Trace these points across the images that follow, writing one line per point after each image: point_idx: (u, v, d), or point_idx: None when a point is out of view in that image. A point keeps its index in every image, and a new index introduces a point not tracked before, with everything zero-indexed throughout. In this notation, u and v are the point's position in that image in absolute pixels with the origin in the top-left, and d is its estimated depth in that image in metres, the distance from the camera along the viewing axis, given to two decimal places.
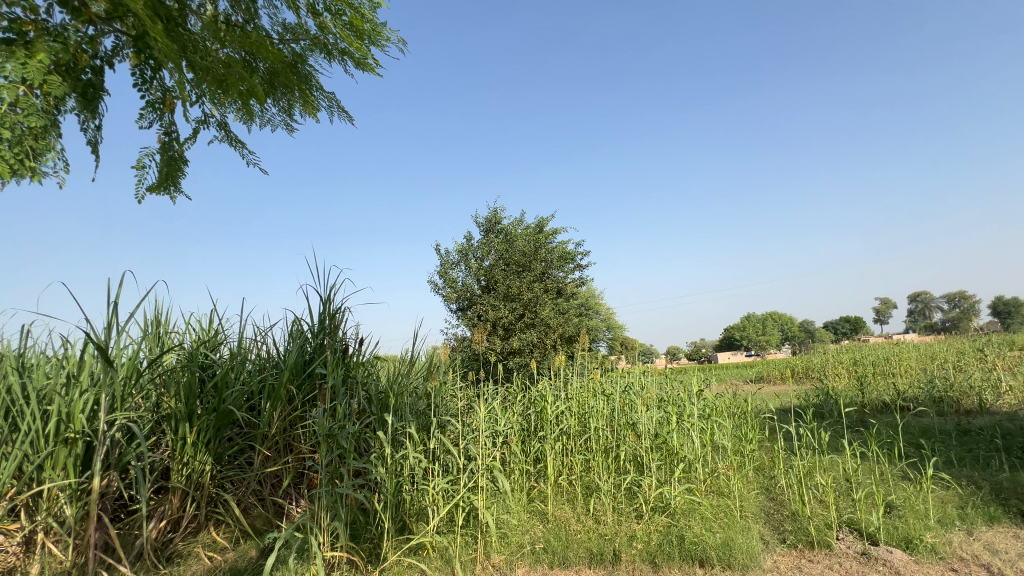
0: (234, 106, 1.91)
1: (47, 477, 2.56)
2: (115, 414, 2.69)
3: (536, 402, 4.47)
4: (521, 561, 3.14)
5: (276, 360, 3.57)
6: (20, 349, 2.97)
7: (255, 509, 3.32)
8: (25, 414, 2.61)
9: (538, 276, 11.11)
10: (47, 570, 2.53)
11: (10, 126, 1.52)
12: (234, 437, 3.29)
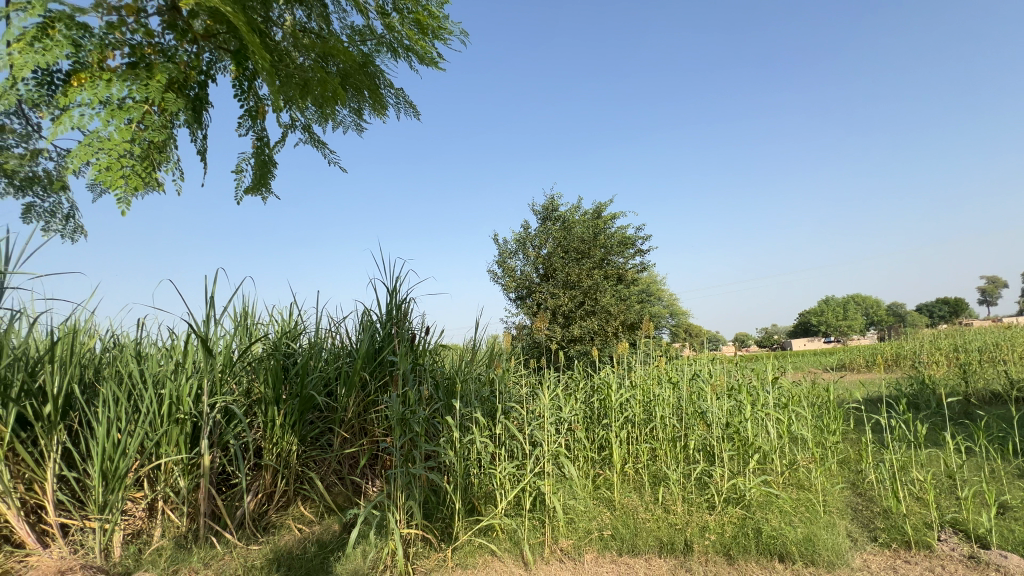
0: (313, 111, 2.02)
1: (163, 452, 2.89)
2: (216, 397, 2.99)
3: (599, 389, 4.43)
4: (589, 546, 3.16)
5: (349, 348, 3.79)
6: (137, 339, 3.37)
7: (336, 487, 3.58)
8: (144, 397, 2.96)
9: (597, 263, 10.93)
10: (167, 534, 2.90)
11: (138, 141, 1.70)
12: (316, 420, 3.55)
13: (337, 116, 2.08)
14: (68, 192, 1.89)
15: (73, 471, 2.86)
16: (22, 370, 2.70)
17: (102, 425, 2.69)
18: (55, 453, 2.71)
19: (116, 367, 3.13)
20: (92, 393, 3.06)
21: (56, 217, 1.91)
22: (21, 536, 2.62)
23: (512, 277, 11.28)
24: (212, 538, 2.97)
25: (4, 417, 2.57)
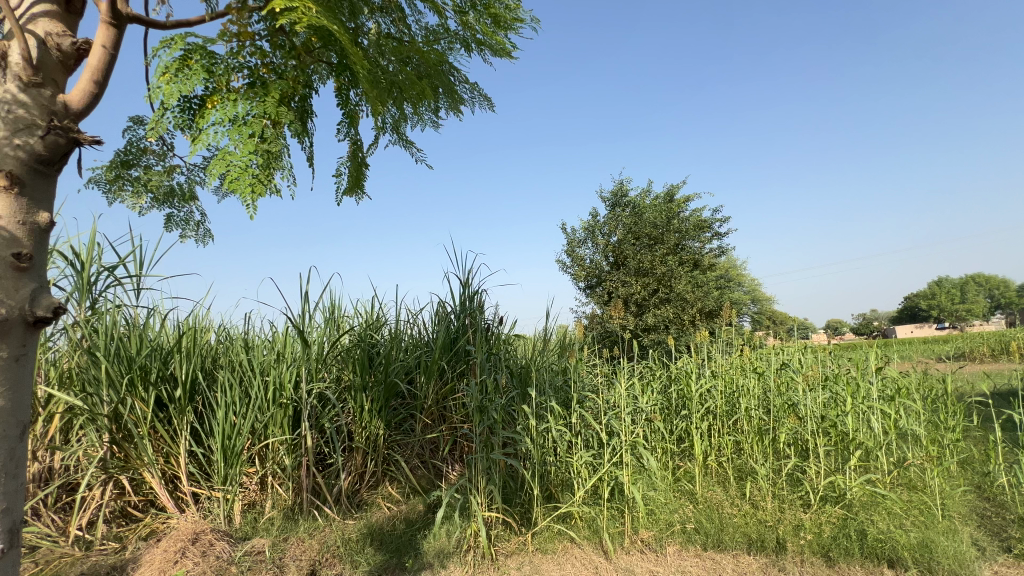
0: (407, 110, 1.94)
1: (271, 432, 3.23)
2: (313, 384, 3.29)
3: (677, 379, 4.27)
4: (672, 539, 3.08)
5: (427, 339, 3.96)
6: (245, 331, 3.77)
7: (420, 470, 3.78)
8: (253, 383, 3.31)
9: (671, 248, 10.52)
10: (277, 506, 3.22)
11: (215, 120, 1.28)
12: (399, 407, 3.76)
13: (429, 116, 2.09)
14: (197, 202, 2.14)
15: (200, 447, 3.28)
16: (157, 360, 3.14)
17: (222, 408, 3.06)
18: (186, 431, 3.12)
19: (228, 357, 3.52)
20: (212, 380, 3.47)
21: (189, 224, 2.18)
22: (164, 501, 3.05)
23: (581, 266, 11.13)
24: (314, 512, 3.28)
25: (146, 400, 3.02)
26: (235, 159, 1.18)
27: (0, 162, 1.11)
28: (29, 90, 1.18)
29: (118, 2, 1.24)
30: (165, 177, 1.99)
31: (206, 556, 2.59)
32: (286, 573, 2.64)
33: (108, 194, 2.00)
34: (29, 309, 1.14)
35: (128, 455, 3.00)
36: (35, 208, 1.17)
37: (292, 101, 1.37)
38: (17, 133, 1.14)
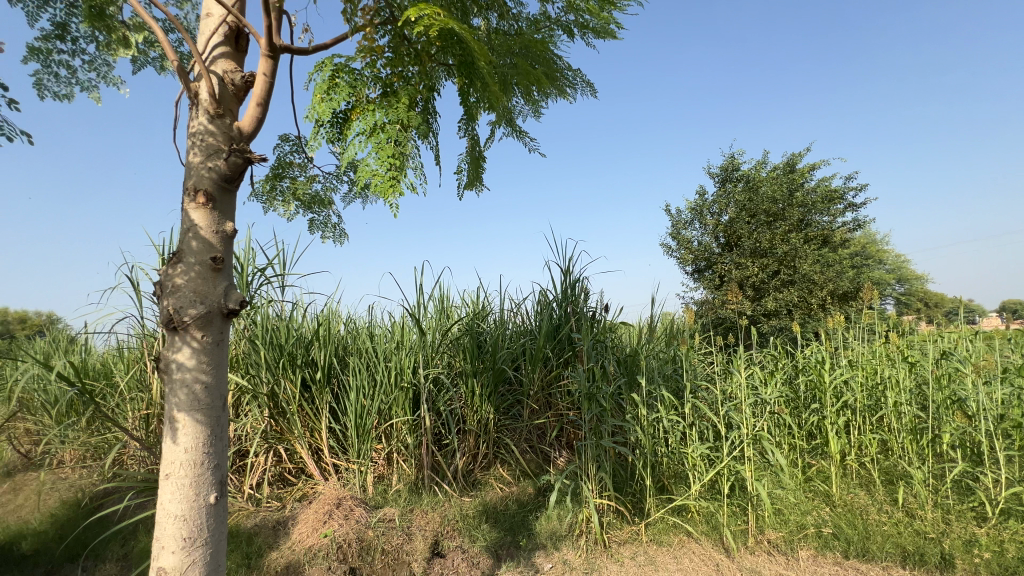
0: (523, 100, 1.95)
1: (394, 414, 3.52)
2: (429, 369, 3.54)
3: (805, 369, 3.84)
4: (804, 543, 2.81)
5: (531, 328, 4.01)
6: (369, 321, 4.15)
7: (528, 454, 3.87)
8: (378, 368, 3.63)
9: (794, 225, 9.49)
10: (402, 480, 3.52)
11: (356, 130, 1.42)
12: (507, 393, 3.88)
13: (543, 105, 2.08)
14: (333, 206, 2.40)
15: (338, 423, 3.71)
16: (301, 347, 3.60)
17: (355, 391, 3.41)
18: (326, 409, 3.57)
19: (356, 345, 3.91)
20: (344, 365, 3.90)
21: (327, 226, 2.46)
22: (311, 469, 3.52)
23: (688, 248, 10.44)
24: (435, 487, 3.53)
25: (294, 381, 3.51)
26: (375, 163, 1.31)
27: (198, 183, 1.36)
28: (217, 120, 1.41)
29: (274, 36, 1.39)
30: (308, 187, 2.26)
31: (348, 519, 2.94)
32: (414, 541, 2.91)
33: (265, 205, 2.30)
34: (223, 302, 1.38)
35: (283, 429, 3.50)
36: (224, 219, 1.41)
37: (418, 104, 1.47)
38: (210, 157, 1.39)
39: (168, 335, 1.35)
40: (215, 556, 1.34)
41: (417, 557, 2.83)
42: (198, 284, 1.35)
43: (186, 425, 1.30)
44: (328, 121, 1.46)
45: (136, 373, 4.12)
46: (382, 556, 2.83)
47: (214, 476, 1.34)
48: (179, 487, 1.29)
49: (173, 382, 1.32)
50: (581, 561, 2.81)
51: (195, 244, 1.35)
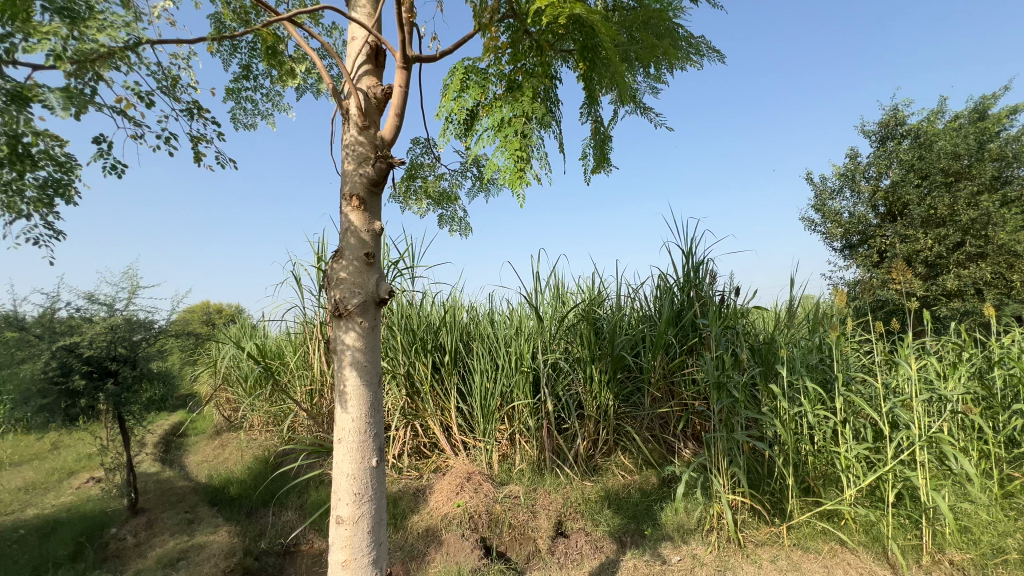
0: (645, 74, 1.85)
1: (516, 396, 3.66)
2: (548, 355, 3.61)
3: (1003, 362, 3.13)
4: (1003, 571, 2.33)
5: (650, 314, 3.85)
6: (489, 308, 4.36)
7: (651, 443, 3.72)
8: (500, 353, 3.80)
9: (985, 185, 7.76)
10: (525, 460, 3.65)
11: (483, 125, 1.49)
12: (626, 379, 3.78)
13: (668, 75, 1.96)
14: (459, 201, 2.56)
15: (465, 403, 3.98)
16: (431, 333, 3.94)
17: (481, 374, 3.63)
18: (454, 390, 3.85)
19: (478, 331, 4.13)
20: (469, 350, 4.16)
21: (455, 220, 2.63)
22: (443, 445, 3.84)
23: (836, 221, 9.07)
24: (556, 469, 3.60)
25: (425, 363, 3.89)
26: (503, 157, 1.37)
27: (352, 188, 1.56)
28: (363, 131, 1.59)
29: (408, 48, 1.51)
30: (437, 185, 2.44)
31: (477, 492, 3.18)
32: (538, 518, 3.05)
33: (402, 205, 2.54)
34: (376, 291, 1.57)
35: (419, 407, 3.88)
36: (373, 218, 1.60)
37: (541, 94, 1.50)
38: (360, 164, 1.58)
39: (335, 321, 1.58)
40: (379, 510, 1.56)
41: (542, 534, 2.96)
42: (356, 277, 1.55)
43: (353, 397, 1.52)
44: (458, 120, 1.56)
45: (303, 355, 4.88)
46: (510, 530, 3.01)
47: (375, 442, 1.55)
48: (349, 450, 1.52)
49: (341, 361, 1.54)
50: (712, 557, 2.66)
51: (353, 242, 1.56)
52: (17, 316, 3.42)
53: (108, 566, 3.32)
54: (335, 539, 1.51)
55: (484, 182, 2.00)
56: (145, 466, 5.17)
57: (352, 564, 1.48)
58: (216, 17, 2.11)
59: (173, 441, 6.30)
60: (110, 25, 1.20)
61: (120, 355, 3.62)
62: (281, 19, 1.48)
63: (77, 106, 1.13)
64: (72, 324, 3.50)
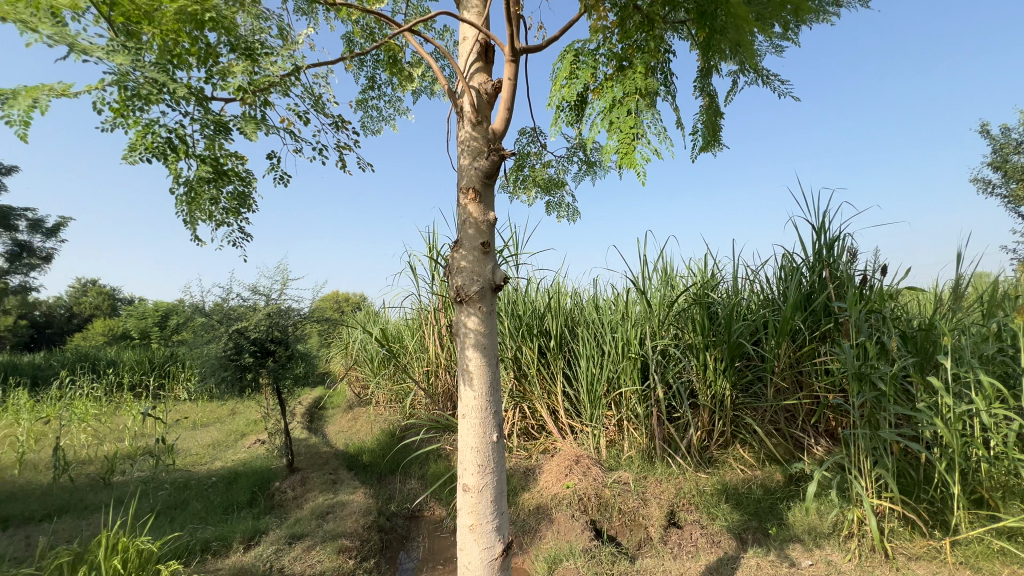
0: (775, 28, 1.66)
1: (624, 382, 3.59)
2: (658, 341, 3.47)
3: None
4: None
5: (773, 297, 3.52)
6: (595, 294, 4.32)
7: (775, 438, 3.43)
8: (606, 339, 3.76)
9: None
10: (634, 447, 3.59)
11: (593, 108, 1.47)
12: (745, 368, 3.50)
13: (798, 30, 1.75)
14: (565, 187, 2.58)
15: (571, 388, 4.03)
16: (537, 318, 4.05)
17: (588, 359, 3.65)
18: (560, 374, 3.91)
19: (583, 317, 4.12)
20: (574, 335, 4.18)
21: (562, 207, 2.66)
22: (551, 427, 3.94)
23: (1022, 179, 7.40)
24: (668, 458, 3.49)
25: (532, 347, 4.00)
26: (615, 139, 1.37)
27: (469, 181, 1.66)
28: (476, 127, 1.67)
29: (516, 41, 1.54)
30: (544, 172, 2.48)
31: (586, 475, 3.23)
32: (650, 506, 3.01)
33: (511, 194, 2.63)
34: (493, 278, 1.66)
35: (527, 389, 4.02)
36: (488, 209, 1.68)
37: (654, 71, 1.44)
38: (475, 158, 1.67)
39: (457, 306, 1.71)
40: (500, 481, 1.67)
41: (653, 522, 2.92)
42: (475, 265, 1.66)
43: (475, 377, 1.64)
44: (569, 106, 1.58)
45: (420, 338, 5.30)
46: (619, 515, 3.01)
47: (495, 419, 1.66)
48: (472, 424, 1.65)
49: (463, 343, 1.67)
50: (851, 566, 2.40)
51: (471, 232, 1.66)
52: (202, 305, 4.17)
53: (274, 513, 3.96)
54: (462, 504, 1.65)
55: (591, 165, 1.99)
56: (297, 432, 6.04)
57: (478, 528, 1.61)
58: (347, 37, 2.36)
59: (316, 412, 7.27)
60: (275, 56, 1.40)
61: (276, 337, 4.26)
62: (402, 29, 1.60)
63: (260, 127, 1.34)
64: (241, 311, 4.17)
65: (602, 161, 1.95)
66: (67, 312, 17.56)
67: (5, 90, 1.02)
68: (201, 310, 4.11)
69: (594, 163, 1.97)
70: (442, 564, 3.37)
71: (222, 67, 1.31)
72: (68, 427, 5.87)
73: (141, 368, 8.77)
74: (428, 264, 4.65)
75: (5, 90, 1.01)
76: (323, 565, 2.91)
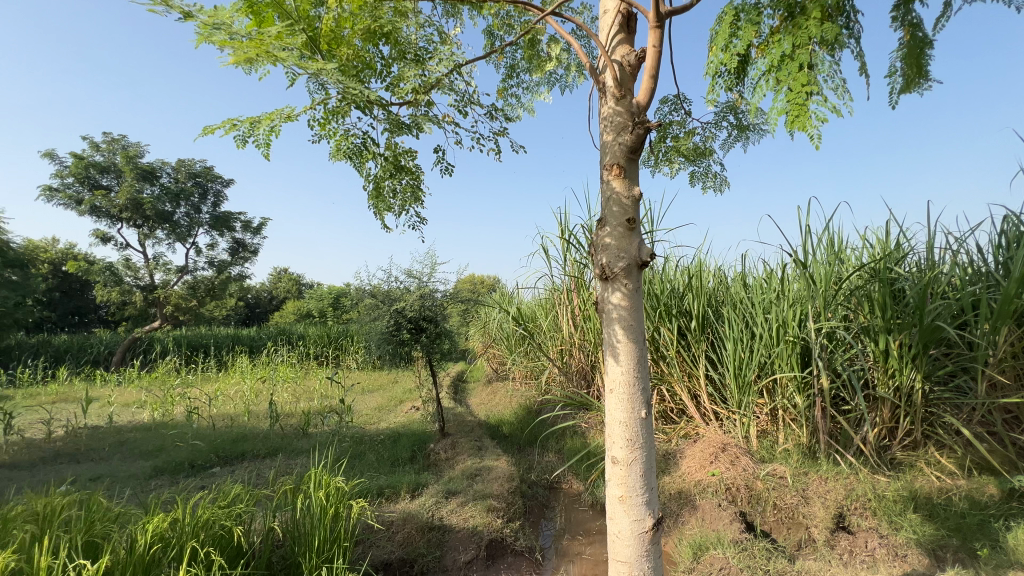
0: None
1: (779, 368, 3.22)
2: (822, 323, 2.98)
3: None
4: None
5: (988, 271, 2.83)
6: (743, 271, 3.94)
7: (986, 443, 2.80)
8: (757, 320, 3.41)
9: None
10: (790, 439, 3.25)
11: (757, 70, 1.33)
12: (944, 357, 2.89)
13: None
14: (713, 154, 2.39)
15: (715, 372, 3.78)
16: (676, 298, 3.87)
17: (737, 342, 3.37)
18: (703, 357, 3.68)
19: (729, 296, 3.81)
20: (719, 316, 3.89)
21: (708, 177, 2.48)
22: (693, 412, 3.77)
23: None
24: (836, 455, 3.07)
25: (671, 328, 3.83)
26: (782, 98, 1.23)
27: (614, 158, 1.63)
28: (620, 101, 1.63)
29: (660, 4, 1.45)
30: (688, 141, 2.33)
31: (734, 465, 3.03)
32: (812, 505, 2.71)
33: (652, 168, 2.53)
34: (639, 255, 1.63)
35: (665, 372, 3.89)
36: (633, 184, 1.64)
37: (834, 12, 1.23)
38: (619, 133, 1.63)
39: (602, 283, 1.72)
40: (649, 459, 1.66)
41: (817, 524, 2.63)
42: (620, 242, 1.65)
43: (622, 353, 1.65)
44: (728, 71, 1.46)
45: (553, 317, 5.44)
46: (775, 511, 2.79)
47: (644, 396, 1.65)
48: (620, 399, 1.66)
49: (610, 319, 1.68)
50: None
51: (615, 210, 1.64)
52: (369, 287, 4.83)
53: (431, 470, 4.48)
54: (611, 476, 1.68)
55: (744, 130, 1.82)
56: (445, 401, 6.70)
57: (628, 501, 1.63)
58: (487, 30, 2.49)
59: (460, 384, 7.98)
60: (437, 55, 1.55)
61: (428, 316, 4.75)
62: (544, 13, 1.62)
63: (431, 120, 1.48)
64: (398, 293, 4.74)
65: (758, 124, 1.78)
66: (270, 295, 21.79)
67: (253, 117, 1.32)
68: (368, 292, 4.75)
69: (746, 126, 1.80)
70: (582, 535, 3.50)
71: (396, 74, 1.49)
72: (276, 386, 7.36)
73: (324, 341, 10.54)
74: (560, 245, 4.72)
75: (252, 117, 1.29)
76: (475, 520, 3.24)
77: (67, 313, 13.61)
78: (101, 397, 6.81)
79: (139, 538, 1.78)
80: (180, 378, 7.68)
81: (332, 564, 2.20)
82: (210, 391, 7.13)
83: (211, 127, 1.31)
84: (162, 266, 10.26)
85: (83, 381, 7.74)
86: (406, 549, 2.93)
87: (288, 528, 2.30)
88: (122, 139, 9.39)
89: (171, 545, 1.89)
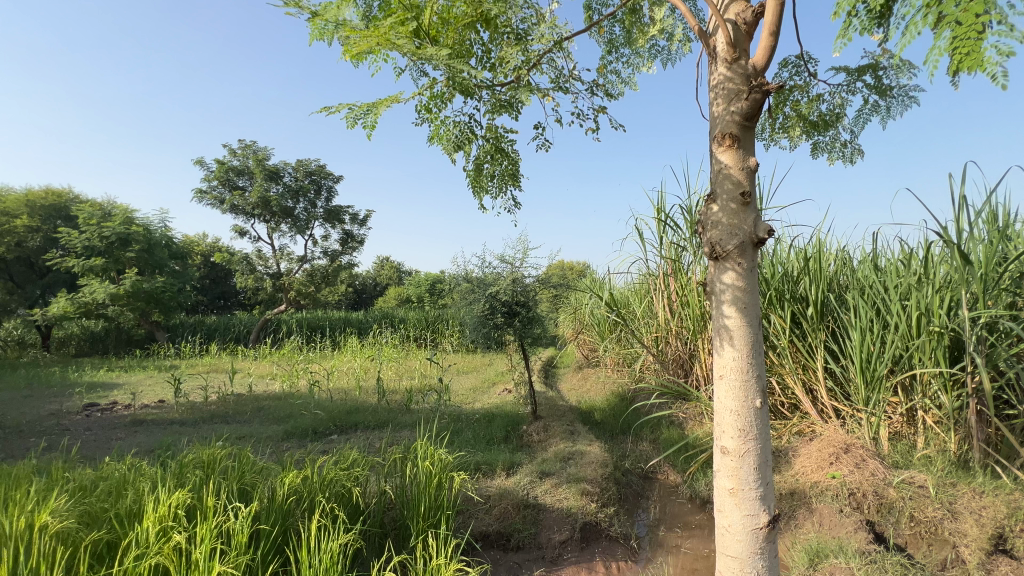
0: None
1: (921, 363, 2.78)
2: (978, 311, 2.48)
3: None
4: None
5: None
6: (874, 252, 3.46)
7: None
8: (891, 307, 2.97)
9: None
10: (932, 444, 2.82)
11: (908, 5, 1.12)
12: None
13: None
14: (844, 122, 2.11)
15: (837, 364, 3.38)
16: (789, 282, 3.52)
17: (864, 332, 2.98)
18: (821, 347, 3.31)
19: (856, 280, 3.37)
20: (842, 303, 3.47)
21: (835, 146, 2.20)
22: (808, 408, 3.42)
23: None
24: (995, 467, 2.60)
25: (782, 316, 3.49)
26: (945, 39, 1.04)
27: (724, 127, 1.49)
28: (732, 65, 1.49)
29: None
30: (812, 108, 2.08)
31: (860, 468, 2.69)
32: (962, 520, 2.31)
33: (768, 140, 2.31)
34: (754, 233, 1.49)
35: (776, 363, 3.57)
36: (748, 155, 1.49)
37: None
38: (731, 100, 1.48)
39: (712, 263, 1.59)
40: (764, 451, 1.53)
41: (969, 543, 2.24)
42: (732, 218, 1.51)
43: (733, 338, 1.52)
44: (869, 10, 1.27)
45: (648, 303, 5.25)
46: (912, 524, 2.43)
47: (758, 384, 1.52)
48: (732, 387, 1.54)
49: (720, 301, 1.56)
50: None
51: (727, 184, 1.51)
52: (464, 273, 5.01)
53: (525, 450, 4.58)
54: (721, 467, 1.58)
55: (884, 93, 1.57)
56: (537, 384, 6.81)
57: (740, 494, 1.52)
58: (586, 4, 2.41)
59: (551, 369, 8.06)
60: (538, 34, 1.55)
61: (521, 301, 4.83)
62: None
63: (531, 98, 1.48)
64: (492, 277, 4.87)
65: (902, 82, 1.52)
66: (375, 281, 23.66)
67: (367, 103, 1.41)
68: (464, 277, 4.94)
69: (888, 90, 1.55)
70: (680, 528, 3.38)
71: (499, 54, 1.51)
72: (383, 364, 8.01)
73: (423, 323, 11.25)
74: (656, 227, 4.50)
75: (368, 103, 1.39)
76: (569, 503, 3.26)
77: (216, 297, 15.97)
78: (243, 369, 7.92)
79: (279, 489, 2.05)
80: (303, 355, 8.67)
81: (437, 529, 2.35)
82: (327, 367, 7.95)
83: (330, 111, 1.42)
84: (286, 255, 11.59)
85: (229, 355, 9.05)
86: (503, 523, 3.04)
87: (397, 492, 2.50)
88: (254, 145, 10.66)
89: (303, 498, 2.14)
